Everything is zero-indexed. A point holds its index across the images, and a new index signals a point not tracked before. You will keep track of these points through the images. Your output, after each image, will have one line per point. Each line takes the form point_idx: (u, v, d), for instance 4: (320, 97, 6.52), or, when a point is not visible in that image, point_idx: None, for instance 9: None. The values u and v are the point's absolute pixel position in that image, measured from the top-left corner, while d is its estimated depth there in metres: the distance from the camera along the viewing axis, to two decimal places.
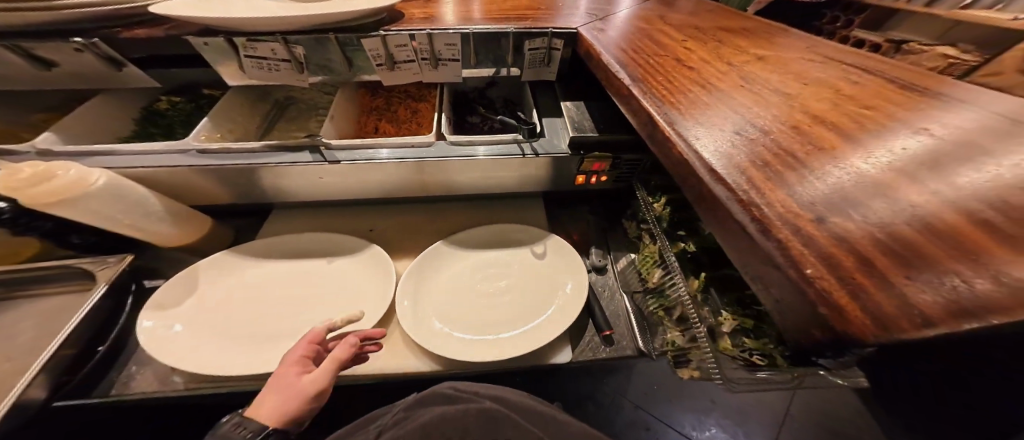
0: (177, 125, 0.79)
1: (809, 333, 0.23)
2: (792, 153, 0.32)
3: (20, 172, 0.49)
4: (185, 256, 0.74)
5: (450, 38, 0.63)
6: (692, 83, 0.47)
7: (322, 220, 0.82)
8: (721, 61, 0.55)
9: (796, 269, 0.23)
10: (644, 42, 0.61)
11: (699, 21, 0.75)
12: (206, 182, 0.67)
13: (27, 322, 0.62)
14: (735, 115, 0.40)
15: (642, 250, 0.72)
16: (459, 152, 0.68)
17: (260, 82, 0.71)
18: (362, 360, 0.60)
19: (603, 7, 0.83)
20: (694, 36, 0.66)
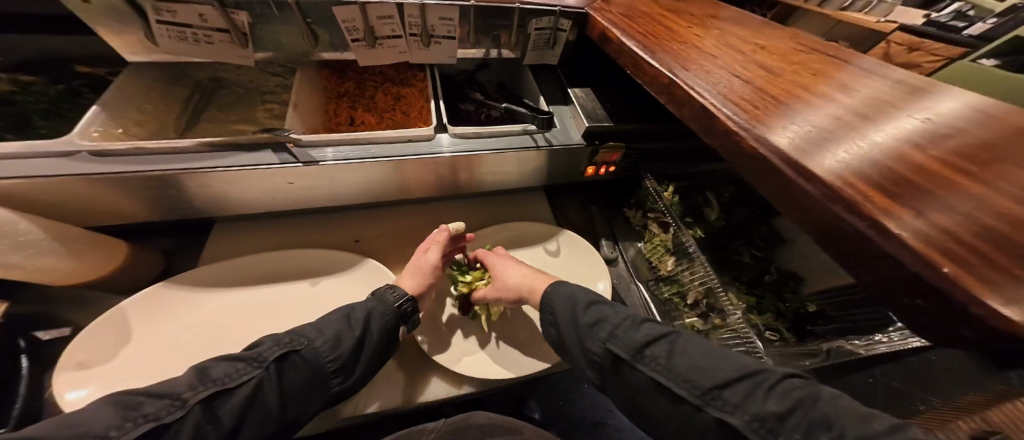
0: (38, 114, 0.54)
1: (940, 332, 0.21)
2: (861, 138, 0.31)
3: None
4: (89, 296, 0.53)
5: (447, 11, 0.53)
6: (722, 69, 0.45)
7: (288, 233, 0.67)
8: (732, 49, 0.55)
9: (927, 268, 0.20)
10: (655, 27, 0.59)
11: (690, 7, 0.74)
12: (112, 194, 0.48)
13: None
14: (783, 99, 0.38)
15: (647, 239, 0.72)
16: (464, 146, 0.60)
17: (180, 58, 0.53)
18: (375, 397, 0.51)
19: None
20: (694, 23, 0.65)
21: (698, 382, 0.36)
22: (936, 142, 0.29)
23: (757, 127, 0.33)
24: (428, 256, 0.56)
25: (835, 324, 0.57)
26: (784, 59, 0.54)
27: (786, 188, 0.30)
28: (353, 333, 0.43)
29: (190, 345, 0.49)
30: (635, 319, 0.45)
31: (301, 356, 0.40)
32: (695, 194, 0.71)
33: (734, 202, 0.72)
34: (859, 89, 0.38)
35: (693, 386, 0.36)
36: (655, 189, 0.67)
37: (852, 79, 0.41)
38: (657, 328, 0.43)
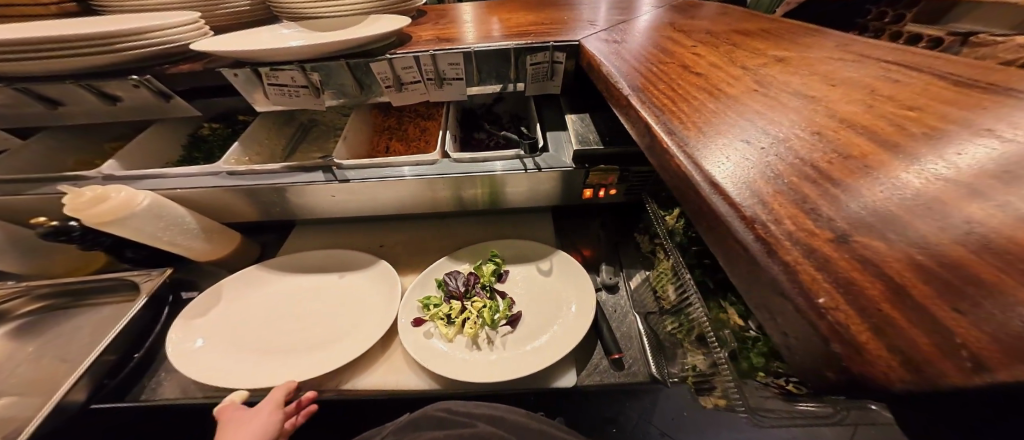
0: (217, 151, 0.78)
1: (813, 371, 0.18)
2: (804, 162, 0.28)
3: (83, 195, 0.53)
4: (213, 268, 0.78)
5: (452, 58, 0.66)
6: (699, 90, 0.42)
7: (339, 235, 0.86)
8: (734, 64, 0.49)
9: (804, 297, 0.18)
10: (650, 53, 0.58)
11: (711, 27, 0.70)
12: (235, 201, 0.69)
13: (85, 328, 0.67)
14: (744, 120, 0.35)
15: (656, 266, 0.67)
16: (464, 168, 0.69)
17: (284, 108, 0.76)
18: (366, 376, 0.61)
19: (614, 18, 0.83)
20: (705, 41, 0.61)
21: None
22: (896, 171, 0.25)
23: (685, 148, 0.32)
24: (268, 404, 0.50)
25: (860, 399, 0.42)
26: (801, 70, 0.46)
27: (700, 211, 0.28)
28: None
29: (244, 316, 0.67)
30: None
31: None
32: None
33: None
34: (838, 115, 0.34)
35: None
36: (653, 212, 0.63)
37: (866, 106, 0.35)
38: None
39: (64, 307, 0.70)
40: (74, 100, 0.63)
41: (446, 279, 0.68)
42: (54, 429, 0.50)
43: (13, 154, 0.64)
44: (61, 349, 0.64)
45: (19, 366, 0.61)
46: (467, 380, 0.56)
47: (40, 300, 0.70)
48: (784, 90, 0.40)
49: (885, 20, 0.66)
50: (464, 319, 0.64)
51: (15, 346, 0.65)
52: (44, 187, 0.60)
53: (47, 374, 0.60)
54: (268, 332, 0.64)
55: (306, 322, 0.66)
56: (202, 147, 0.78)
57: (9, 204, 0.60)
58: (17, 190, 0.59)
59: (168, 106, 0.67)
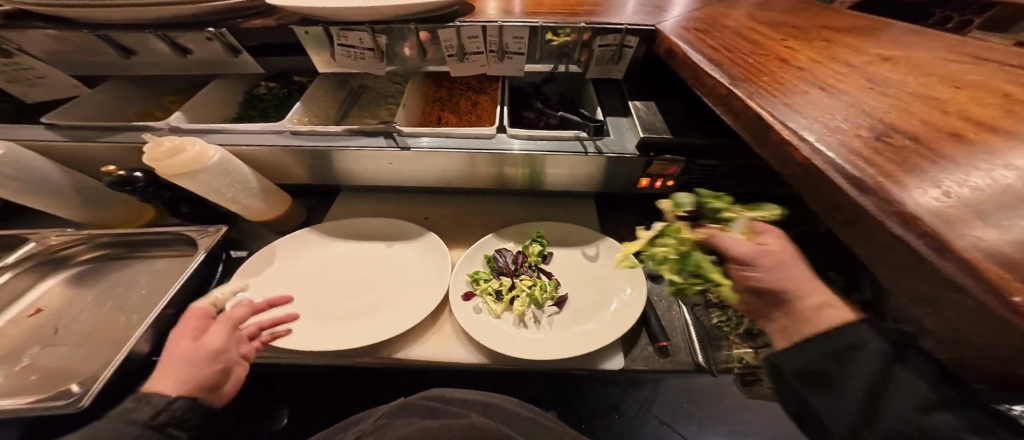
0: (271, 110, 0.78)
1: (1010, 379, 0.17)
2: (968, 161, 0.25)
3: (160, 144, 0.52)
4: (261, 230, 0.79)
5: (520, 30, 0.64)
6: (807, 84, 0.40)
7: (384, 204, 0.87)
8: (833, 59, 0.47)
9: (996, 296, 0.16)
10: (736, 39, 0.55)
11: (792, 19, 0.66)
12: (295, 162, 0.70)
13: (139, 280, 0.67)
14: (870, 117, 0.33)
15: None
16: (525, 147, 0.68)
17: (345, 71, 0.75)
18: (415, 347, 0.63)
19: (641, 9, 0.73)
20: (794, 32, 0.57)
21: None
22: None
23: (821, 138, 0.31)
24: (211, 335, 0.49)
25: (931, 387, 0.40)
26: (913, 69, 0.43)
27: (835, 202, 0.28)
28: None
29: (297, 278, 0.69)
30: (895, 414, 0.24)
31: None
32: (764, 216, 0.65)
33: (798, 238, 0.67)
34: (980, 116, 0.31)
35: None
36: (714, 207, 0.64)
37: (1007, 108, 0.32)
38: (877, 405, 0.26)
39: (119, 258, 0.69)
40: (147, 50, 0.61)
41: (494, 255, 0.70)
42: (123, 377, 0.53)
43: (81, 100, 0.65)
44: (118, 300, 0.64)
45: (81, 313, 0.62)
46: (517, 355, 0.58)
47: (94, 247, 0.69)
48: (904, 88, 0.38)
49: (948, 25, 0.64)
50: (513, 296, 0.66)
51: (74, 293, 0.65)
52: (114, 135, 0.61)
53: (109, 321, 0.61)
54: (323, 295, 0.67)
55: (357, 288, 0.68)
56: (257, 105, 0.78)
57: (82, 150, 0.61)
58: (88, 135, 0.61)
59: (235, 62, 0.65)
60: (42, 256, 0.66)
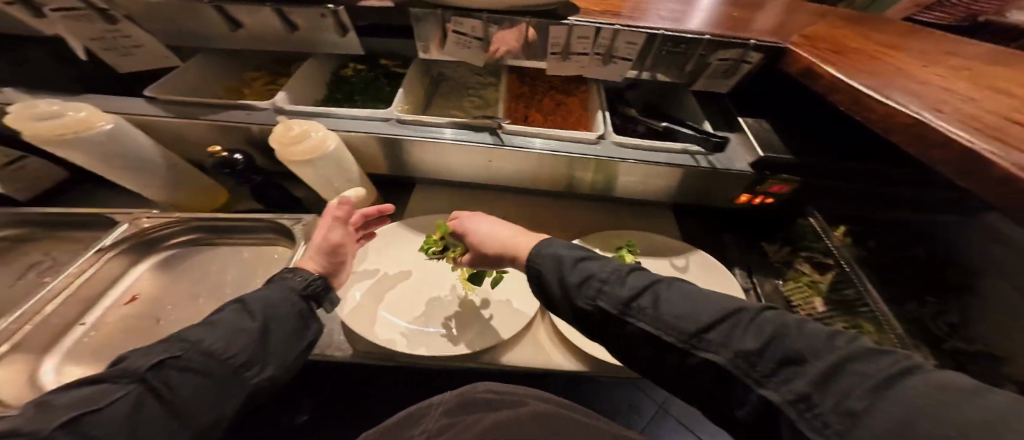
0: (355, 94, 0.74)
1: None
2: None
3: (289, 129, 0.49)
4: None
5: (636, 36, 0.60)
6: (1002, 110, 0.38)
7: (461, 200, 0.85)
8: (1002, 87, 0.46)
9: None
10: (881, 60, 0.54)
11: (915, 40, 0.65)
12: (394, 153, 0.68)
13: (226, 267, 0.62)
14: None
15: (788, 277, 0.73)
16: (636, 155, 0.66)
17: (446, 60, 0.73)
18: (518, 351, 0.62)
19: (666, 10, 0.69)
20: (933, 55, 0.56)
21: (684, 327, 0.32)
22: None
23: (1013, 152, 0.30)
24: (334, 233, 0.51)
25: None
26: None
27: None
28: (252, 326, 0.39)
29: (399, 275, 0.68)
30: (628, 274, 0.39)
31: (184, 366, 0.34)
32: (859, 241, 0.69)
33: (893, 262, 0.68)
34: None
35: (681, 331, 0.32)
36: (822, 228, 0.67)
37: None
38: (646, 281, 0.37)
39: (208, 243, 0.65)
40: (255, 25, 0.57)
41: None
42: None
43: (179, 72, 0.62)
44: (215, 288, 0.59)
45: (177, 301, 0.57)
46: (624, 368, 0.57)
47: (188, 230, 0.64)
48: None
49: None
50: None
51: (161, 276, 0.60)
52: (219, 113, 0.58)
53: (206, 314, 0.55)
54: (427, 295, 0.66)
55: (461, 290, 0.68)
56: (346, 88, 0.75)
57: (181, 127, 0.58)
58: (196, 114, 0.58)
59: (341, 41, 0.62)
60: (136, 238, 0.61)
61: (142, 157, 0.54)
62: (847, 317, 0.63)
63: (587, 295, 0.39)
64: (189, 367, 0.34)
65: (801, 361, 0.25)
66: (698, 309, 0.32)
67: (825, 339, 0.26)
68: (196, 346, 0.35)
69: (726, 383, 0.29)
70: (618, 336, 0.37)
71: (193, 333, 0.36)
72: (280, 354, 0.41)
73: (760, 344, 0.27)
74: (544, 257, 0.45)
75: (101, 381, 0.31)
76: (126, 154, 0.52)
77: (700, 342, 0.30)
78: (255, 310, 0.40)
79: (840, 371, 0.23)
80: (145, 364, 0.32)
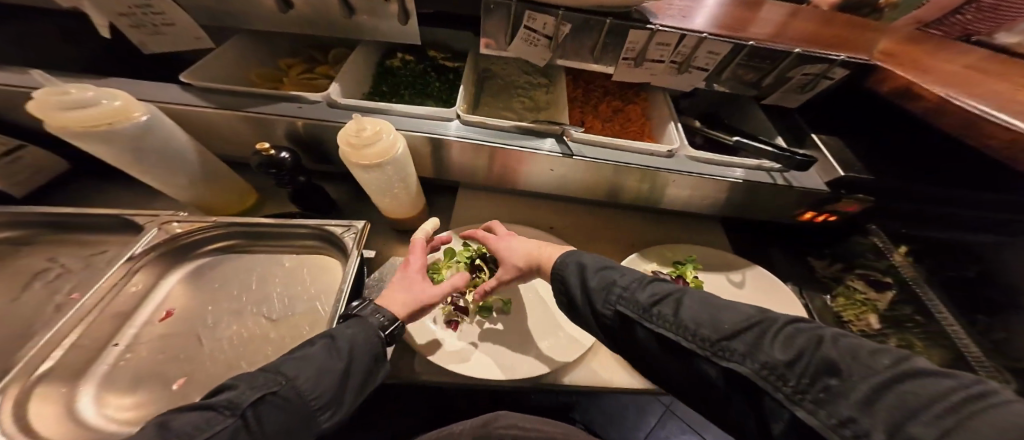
0: (402, 88, 0.68)
1: None
2: None
3: (362, 129, 0.43)
4: (384, 226, 0.71)
5: (719, 45, 0.58)
6: None
7: (509, 206, 0.81)
8: None
9: None
10: (978, 79, 0.52)
11: (994, 57, 0.63)
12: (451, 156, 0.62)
13: (268, 278, 0.57)
14: None
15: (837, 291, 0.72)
16: (704, 170, 0.65)
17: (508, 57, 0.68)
18: (585, 372, 0.59)
19: (671, 5, 0.66)
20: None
21: (702, 331, 0.30)
22: None
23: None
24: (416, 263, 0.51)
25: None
26: None
27: None
28: (336, 365, 0.35)
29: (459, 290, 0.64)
30: (709, 304, 0.33)
31: (278, 397, 0.31)
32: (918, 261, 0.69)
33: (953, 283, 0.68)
34: None
35: (698, 337, 0.30)
36: (885, 246, 0.68)
37: None
38: (726, 308, 0.32)
39: (244, 250, 0.60)
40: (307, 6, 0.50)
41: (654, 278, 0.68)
42: None
43: (211, 60, 0.56)
44: (264, 301, 0.54)
45: (224, 317, 0.52)
46: None
47: (227, 235, 0.59)
48: None
49: None
50: None
51: (198, 289, 0.56)
52: (266, 105, 0.52)
53: (259, 332, 0.51)
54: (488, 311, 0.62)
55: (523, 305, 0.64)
56: (394, 82, 0.69)
57: (218, 118, 0.52)
58: (239, 105, 0.52)
59: (400, 31, 0.55)
60: (169, 245, 0.56)
61: (172, 153, 0.49)
62: (904, 337, 0.63)
63: (608, 301, 0.38)
64: (284, 406, 0.31)
65: (840, 375, 0.23)
66: (721, 316, 0.31)
67: (866, 357, 0.23)
68: (291, 384, 0.32)
69: (763, 399, 0.26)
70: (636, 345, 0.36)
71: (289, 365, 0.33)
72: (355, 399, 0.37)
73: (791, 356, 0.25)
74: (566, 266, 0.44)
75: (210, 409, 0.28)
76: (156, 148, 0.46)
77: (722, 350, 0.29)
78: (344, 347, 0.37)
79: (892, 387, 0.20)
80: (249, 399, 0.29)
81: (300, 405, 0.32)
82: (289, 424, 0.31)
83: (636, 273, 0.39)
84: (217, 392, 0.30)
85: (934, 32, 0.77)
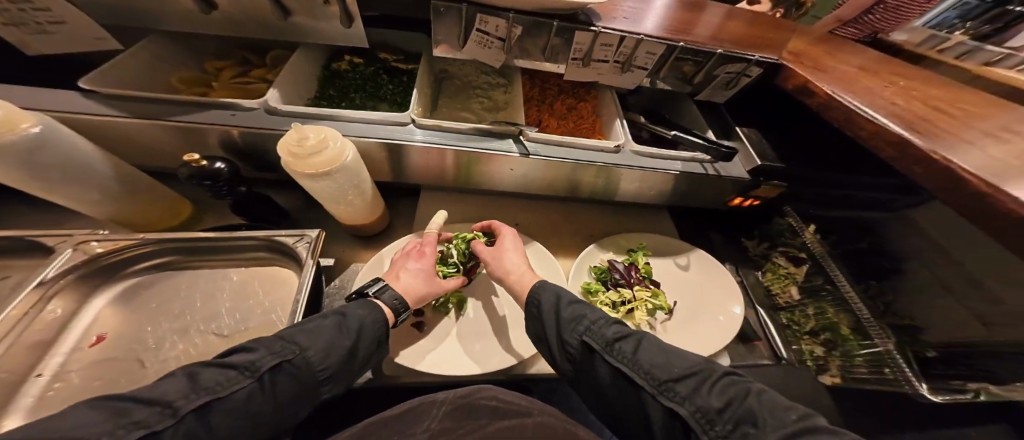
0: (353, 90, 0.66)
1: None
2: None
3: (304, 136, 0.42)
4: (343, 232, 0.69)
5: (655, 46, 0.64)
6: (967, 128, 0.46)
7: (472, 205, 0.83)
8: (957, 103, 0.55)
9: None
10: (862, 78, 0.62)
11: (880, 56, 0.75)
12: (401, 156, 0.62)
13: (209, 292, 0.53)
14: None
15: (767, 268, 0.84)
16: (647, 163, 0.70)
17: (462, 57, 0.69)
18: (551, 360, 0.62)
19: (624, 9, 0.71)
20: (897, 73, 0.66)
21: (655, 372, 0.38)
22: None
23: (985, 168, 0.37)
24: (428, 253, 0.56)
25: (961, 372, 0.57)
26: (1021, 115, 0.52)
27: None
28: (343, 344, 0.40)
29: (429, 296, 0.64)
30: (660, 350, 0.41)
31: (291, 365, 0.35)
32: (825, 235, 0.81)
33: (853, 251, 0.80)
34: None
35: (650, 375, 0.38)
36: (797, 225, 0.78)
37: None
38: (677, 357, 0.40)
39: (182, 266, 0.55)
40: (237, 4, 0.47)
41: (611, 267, 0.73)
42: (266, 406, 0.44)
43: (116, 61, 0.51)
44: (213, 317, 0.51)
45: (167, 337, 0.48)
46: None
47: (162, 251, 0.54)
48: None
49: None
50: (632, 307, 0.69)
51: (129, 310, 0.51)
52: (194, 112, 0.48)
53: (210, 349, 0.48)
54: (456, 312, 0.63)
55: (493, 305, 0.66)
56: (342, 83, 0.67)
57: (135, 128, 0.47)
58: (155, 113, 0.47)
59: (346, 33, 0.53)
60: (88, 266, 0.50)
61: (81, 163, 0.44)
62: (819, 305, 0.72)
63: (577, 332, 0.45)
64: (294, 373, 0.35)
65: (755, 424, 0.31)
66: (672, 362, 0.39)
67: (782, 414, 0.31)
68: (304, 354, 0.37)
69: (691, 438, 0.34)
70: (594, 373, 0.42)
71: (305, 337, 0.38)
72: (350, 379, 0.42)
73: (722, 404, 0.33)
74: (541, 293, 0.52)
75: (232, 368, 0.32)
76: (61, 159, 0.42)
77: (668, 391, 0.37)
78: (352, 328, 0.42)
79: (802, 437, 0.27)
80: (268, 364, 0.33)
81: (309, 374, 0.37)
82: (298, 389, 0.36)
83: (603, 312, 0.47)
84: (237, 353, 0.34)
85: (848, 30, 0.85)
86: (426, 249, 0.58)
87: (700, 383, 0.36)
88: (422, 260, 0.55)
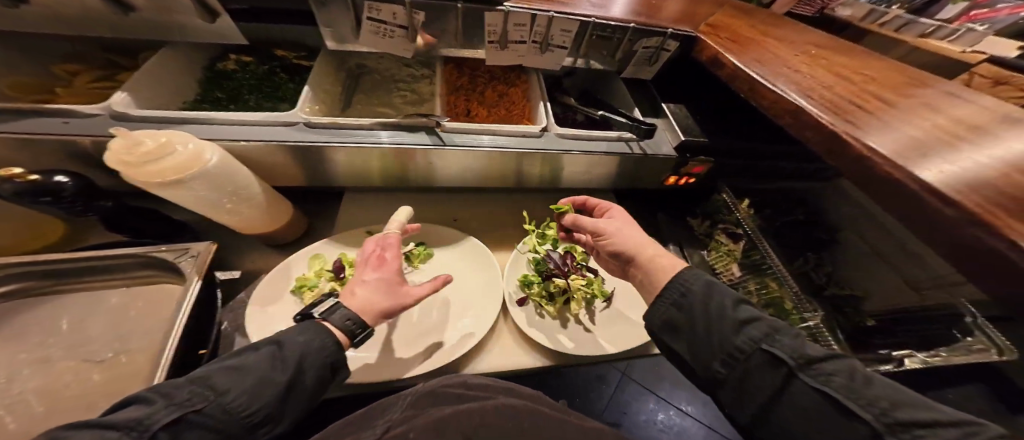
0: (245, 90, 0.62)
1: None
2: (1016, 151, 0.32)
3: (138, 144, 0.38)
4: (252, 244, 0.64)
5: (569, 23, 0.60)
6: (862, 92, 0.45)
7: (402, 204, 0.79)
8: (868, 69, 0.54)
9: None
10: (779, 47, 0.60)
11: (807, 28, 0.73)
12: (300, 159, 0.58)
13: (78, 318, 0.48)
14: (933, 114, 0.38)
15: (712, 247, 0.82)
16: (571, 146, 0.68)
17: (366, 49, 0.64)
18: (479, 361, 0.59)
19: None
20: (818, 43, 0.65)
21: (823, 378, 0.29)
22: None
23: (866, 134, 0.36)
24: (394, 259, 0.47)
25: (898, 339, 0.60)
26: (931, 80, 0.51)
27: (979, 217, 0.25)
28: (278, 376, 0.33)
29: None
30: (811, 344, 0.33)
31: (201, 415, 0.27)
32: (763, 209, 0.80)
33: (792, 224, 0.79)
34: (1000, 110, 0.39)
35: (822, 383, 0.29)
36: (731, 201, 0.77)
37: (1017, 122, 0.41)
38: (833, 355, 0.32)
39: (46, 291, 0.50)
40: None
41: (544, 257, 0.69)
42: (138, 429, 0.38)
43: None
44: (83, 343, 0.46)
45: (22, 370, 0.43)
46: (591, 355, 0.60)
47: (12, 278, 0.48)
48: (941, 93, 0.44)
49: None
50: (568, 298, 0.66)
51: None
52: (16, 120, 0.45)
53: (70, 382, 0.43)
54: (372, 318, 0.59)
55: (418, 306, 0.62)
56: (227, 83, 0.63)
57: None
58: None
59: (212, 27, 0.48)
60: None
61: None
62: (760, 280, 0.71)
63: (702, 328, 0.36)
64: (207, 424, 0.28)
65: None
66: (839, 365, 0.30)
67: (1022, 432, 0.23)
68: (218, 400, 0.29)
69: None
70: (734, 379, 0.33)
71: (221, 378, 0.30)
72: (302, 406, 0.35)
73: (932, 418, 0.25)
74: (644, 280, 0.43)
75: (114, 427, 0.24)
76: None
77: (846, 401, 0.27)
78: (290, 356, 0.34)
79: None
80: (163, 419, 0.25)
81: (230, 420, 0.29)
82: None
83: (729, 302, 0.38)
84: None
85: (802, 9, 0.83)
86: (388, 254, 0.48)
87: (889, 389, 0.27)
88: (380, 269, 0.46)
